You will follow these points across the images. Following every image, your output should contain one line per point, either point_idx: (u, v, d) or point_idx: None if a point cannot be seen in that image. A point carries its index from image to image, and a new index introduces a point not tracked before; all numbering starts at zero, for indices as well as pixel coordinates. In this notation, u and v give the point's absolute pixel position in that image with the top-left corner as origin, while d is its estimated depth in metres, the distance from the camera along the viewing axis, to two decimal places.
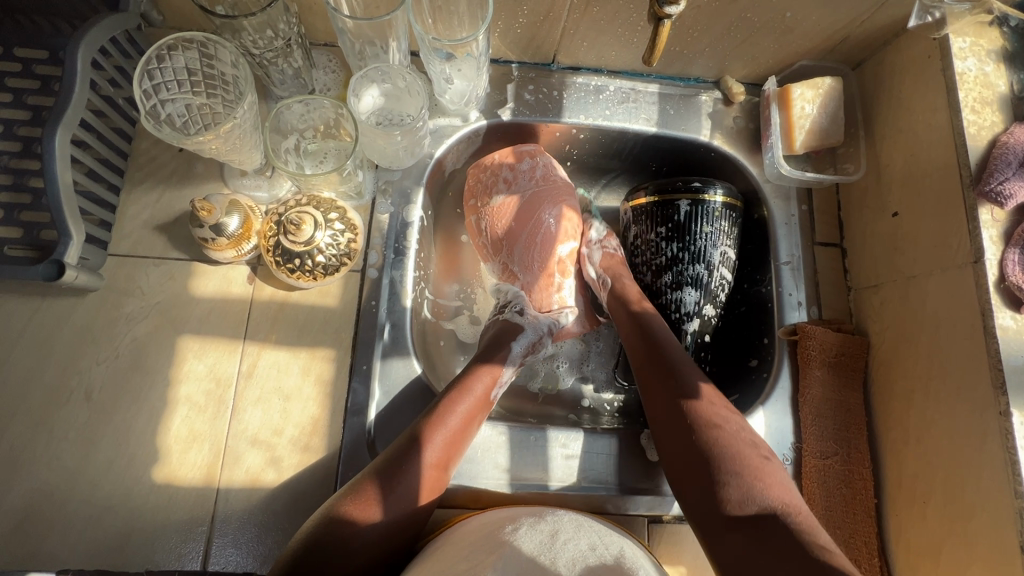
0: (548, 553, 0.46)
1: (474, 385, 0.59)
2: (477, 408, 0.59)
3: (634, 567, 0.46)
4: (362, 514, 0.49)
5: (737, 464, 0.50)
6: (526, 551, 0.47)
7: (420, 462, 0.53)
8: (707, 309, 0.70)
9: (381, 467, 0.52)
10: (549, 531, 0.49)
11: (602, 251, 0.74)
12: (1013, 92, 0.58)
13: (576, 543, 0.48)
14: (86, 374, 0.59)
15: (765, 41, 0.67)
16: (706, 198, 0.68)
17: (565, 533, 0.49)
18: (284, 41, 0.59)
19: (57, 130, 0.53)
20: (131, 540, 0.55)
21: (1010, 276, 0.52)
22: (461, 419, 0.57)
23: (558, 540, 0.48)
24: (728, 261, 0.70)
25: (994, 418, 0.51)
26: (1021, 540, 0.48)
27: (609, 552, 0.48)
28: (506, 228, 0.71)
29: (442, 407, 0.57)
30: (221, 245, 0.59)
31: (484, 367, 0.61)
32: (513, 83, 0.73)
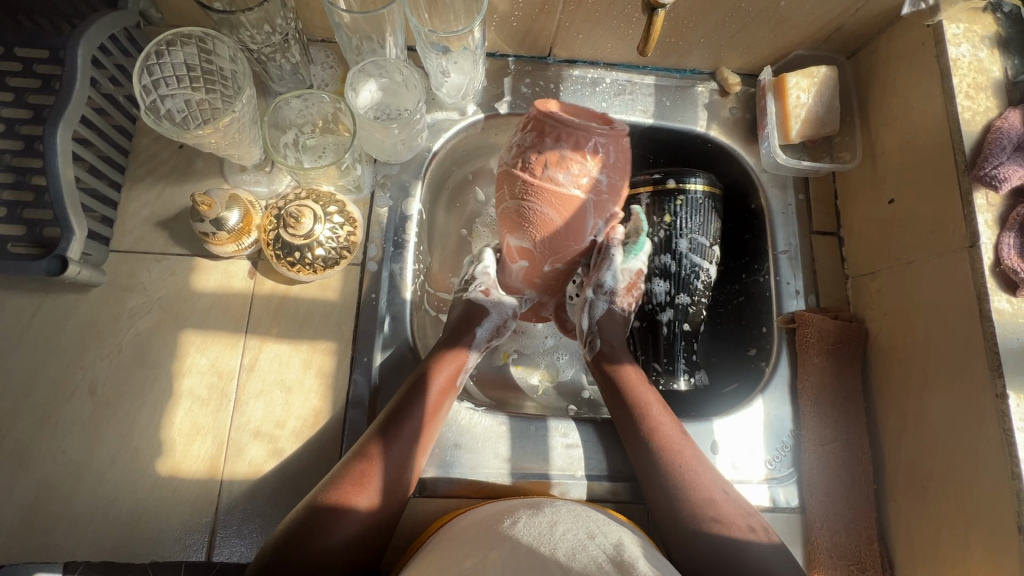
0: (548, 543, 0.46)
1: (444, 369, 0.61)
2: (449, 389, 0.60)
3: (633, 554, 0.46)
4: (347, 498, 0.51)
5: (689, 482, 0.56)
6: (526, 541, 0.47)
7: (399, 446, 0.55)
8: (679, 298, 0.70)
9: (360, 450, 0.54)
10: (547, 523, 0.49)
11: (606, 304, 0.67)
12: (1008, 77, 0.58)
13: (575, 532, 0.48)
14: (90, 369, 0.60)
15: (760, 31, 0.68)
16: (683, 187, 0.68)
17: (564, 524, 0.49)
18: (281, 36, 0.59)
19: (58, 126, 0.53)
20: (136, 532, 0.56)
21: (1005, 259, 0.52)
22: (424, 415, 0.57)
23: (557, 530, 0.48)
24: (699, 247, 0.69)
25: (991, 401, 0.51)
26: (1019, 521, 0.48)
27: (608, 540, 0.48)
28: (526, 210, 0.58)
29: (415, 390, 0.58)
30: (221, 239, 0.59)
31: (444, 359, 0.61)
32: (510, 76, 0.73)
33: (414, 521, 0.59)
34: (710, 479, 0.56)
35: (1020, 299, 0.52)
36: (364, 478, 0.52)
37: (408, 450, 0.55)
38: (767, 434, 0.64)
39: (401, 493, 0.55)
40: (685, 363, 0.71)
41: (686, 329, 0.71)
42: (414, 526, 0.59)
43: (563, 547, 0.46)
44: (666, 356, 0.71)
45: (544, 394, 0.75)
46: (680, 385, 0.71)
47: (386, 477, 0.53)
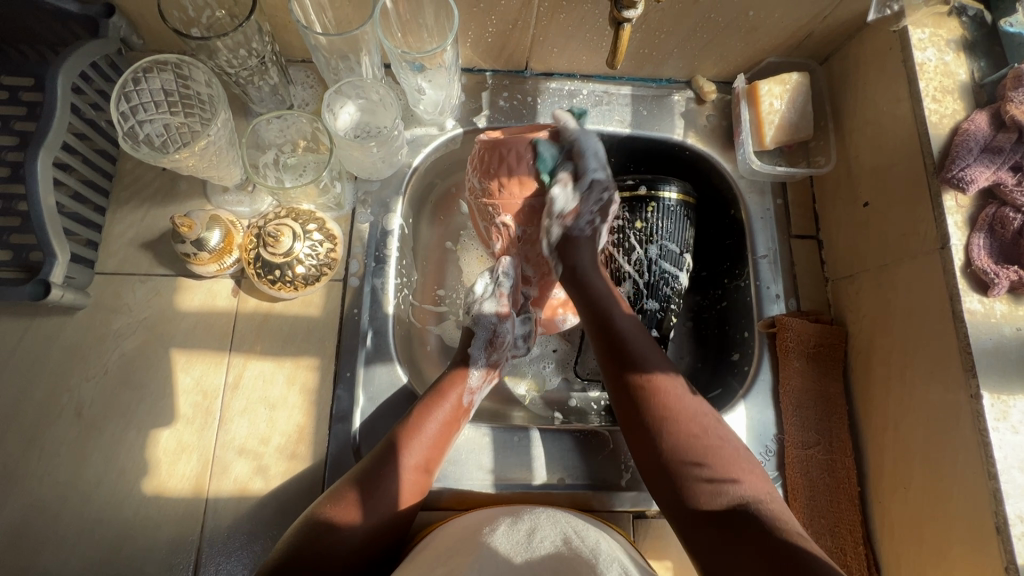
0: (524, 555, 0.46)
1: (453, 391, 0.60)
2: (452, 417, 0.59)
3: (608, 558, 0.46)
4: (341, 521, 0.50)
5: (679, 440, 0.52)
6: (505, 552, 0.47)
7: (399, 467, 0.54)
8: (647, 303, 0.70)
9: (361, 474, 0.53)
10: (526, 532, 0.49)
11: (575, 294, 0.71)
12: (974, 79, 0.59)
13: (551, 540, 0.48)
14: (76, 391, 0.60)
15: (732, 40, 0.69)
16: (660, 194, 0.69)
17: (542, 531, 0.49)
18: (258, 59, 0.60)
19: (39, 154, 0.55)
20: (123, 551, 0.56)
21: (976, 260, 0.53)
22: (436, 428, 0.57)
23: (536, 539, 0.48)
24: (669, 254, 0.70)
25: (966, 402, 0.51)
26: (997, 521, 0.48)
27: (584, 544, 0.48)
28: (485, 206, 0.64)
29: (421, 415, 0.57)
30: (203, 259, 0.60)
31: (451, 379, 0.61)
32: (488, 91, 0.74)
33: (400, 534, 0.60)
34: (723, 459, 0.51)
35: (992, 300, 0.53)
36: (353, 502, 0.51)
37: (404, 473, 0.54)
38: (750, 438, 0.64)
39: (398, 519, 0.53)
40: None
41: (654, 335, 0.71)
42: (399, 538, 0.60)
43: (542, 560, 0.46)
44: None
45: (530, 404, 0.76)
46: None
47: (380, 502, 0.52)
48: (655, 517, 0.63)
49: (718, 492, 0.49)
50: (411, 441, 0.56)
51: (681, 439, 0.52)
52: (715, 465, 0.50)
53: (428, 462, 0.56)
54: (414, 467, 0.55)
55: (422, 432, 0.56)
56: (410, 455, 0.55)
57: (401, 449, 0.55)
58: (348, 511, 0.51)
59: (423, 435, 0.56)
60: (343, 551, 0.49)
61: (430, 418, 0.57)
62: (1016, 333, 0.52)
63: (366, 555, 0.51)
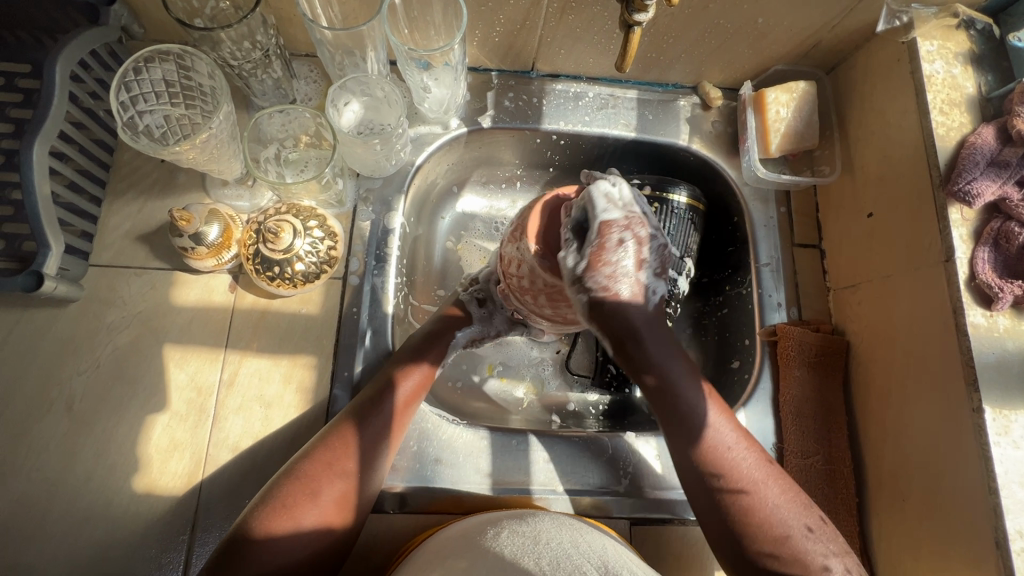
0: (531, 554, 0.45)
1: (399, 387, 0.58)
2: (398, 411, 0.57)
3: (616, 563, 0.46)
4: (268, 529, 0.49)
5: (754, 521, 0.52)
6: (508, 554, 0.46)
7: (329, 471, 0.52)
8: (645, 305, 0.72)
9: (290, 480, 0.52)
10: (530, 537, 0.48)
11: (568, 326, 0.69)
12: (981, 93, 0.59)
13: (558, 541, 0.48)
14: (67, 385, 0.59)
15: (740, 47, 0.68)
16: (672, 198, 0.69)
17: (547, 535, 0.49)
18: (262, 52, 0.59)
19: (35, 142, 0.53)
20: (110, 551, 0.55)
21: (980, 274, 0.53)
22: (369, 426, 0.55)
23: (540, 542, 0.47)
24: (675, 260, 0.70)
25: (967, 415, 0.51)
26: (996, 536, 0.48)
27: (591, 548, 0.48)
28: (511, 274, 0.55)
29: (363, 410, 0.56)
30: (201, 254, 0.59)
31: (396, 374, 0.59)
32: (493, 91, 0.73)
33: (394, 537, 0.59)
34: (774, 512, 0.52)
35: (995, 314, 0.53)
36: (287, 495, 0.51)
37: (335, 466, 0.53)
38: None
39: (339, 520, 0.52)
40: None
41: None
42: (394, 541, 0.59)
43: (546, 557, 0.45)
44: None
45: (528, 408, 0.75)
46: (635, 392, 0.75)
47: (318, 494, 0.51)
48: (655, 525, 0.62)
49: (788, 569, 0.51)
50: (340, 441, 0.54)
51: (742, 498, 0.53)
52: (768, 520, 0.52)
53: (362, 456, 0.54)
54: (345, 460, 0.53)
55: (348, 429, 0.55)
56: (339, 459, 0.53)
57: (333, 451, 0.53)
58: (284, 503, 0.50)
59: (351, 430, 0.55)
60: (284, 546, 0.49)
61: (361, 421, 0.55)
62: (1018, 348, 0.52)
63: (315, 545, 0.50)
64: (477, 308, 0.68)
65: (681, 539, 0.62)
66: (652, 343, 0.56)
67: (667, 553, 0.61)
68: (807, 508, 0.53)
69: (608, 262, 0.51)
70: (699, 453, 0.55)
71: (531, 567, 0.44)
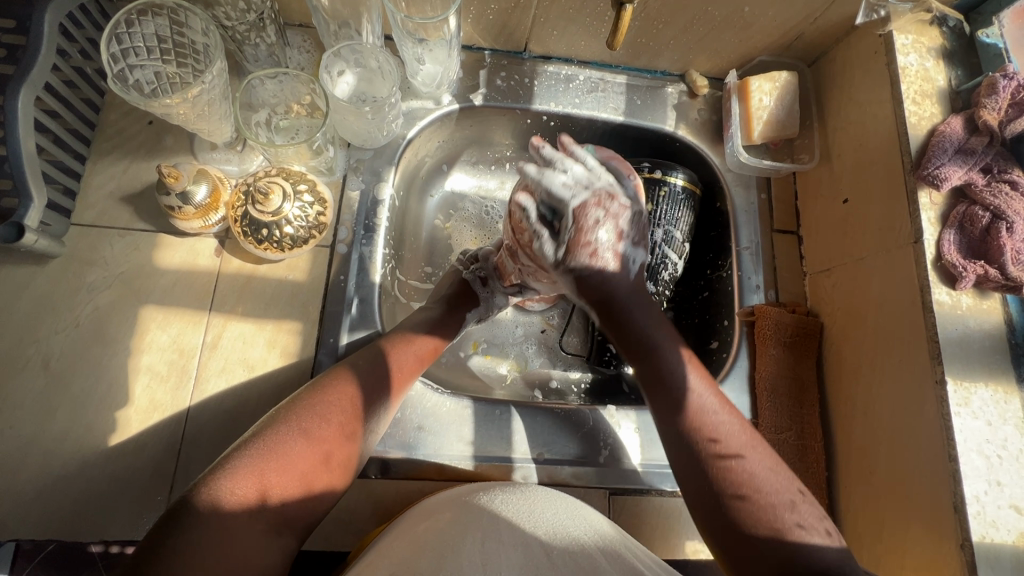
0: (527, 519, 0.47)
1: (396, 354, 0.57)
2: (402, 383, 0.56)
3: (605, 533, 0.48)
4: (271, 485, 0.44)
5: (728, 463, 0.48)
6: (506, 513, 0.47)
7: (338, 432, 0.49)
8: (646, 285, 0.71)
9: (298, 432, 0.47)
10: (524, 500, 0.49)
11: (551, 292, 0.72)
12: (951, 86, 0.62)
13: (549, 509, 0.49)
14: (44, 343, 0.58)
15: (726, 35, 0.70)
16: (668, 179, 0.71)
17: (538, 502, 0.50)
18: (257, 15, 0.59)
19: (20, 91, 0.52)
20: (86, 509, 0.54)
21: (946, 254, 0.55)
22: (370, 396, 0.53)
23: (534, 506, 0.49)
24: (673, 241, 0.72)
25: (931, 387, 0.54)
26: (955, 501, 0.50)
27: (581, 517, 0.49)
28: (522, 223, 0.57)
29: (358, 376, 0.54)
30: (187, 214, 0.59)
31: (400, 348, 0.58)
32: (485, 69, 0.74)
33: (376, 502, 0.59)
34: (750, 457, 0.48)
35: (959, 292, 0.55)
36: (293, 450, 0.46)
37: (342, 425, 0.50)
38: None
39: (334, 488, 0.48)
40: None
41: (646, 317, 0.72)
42: (375, 505, 0.59)
43: (542, 522, 0.47)
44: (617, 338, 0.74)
45: (511, 383, 0.76)
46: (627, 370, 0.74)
47: (322, 453, 0.48)
48: (631, 495, 0.63)
49: (769, 515, 0.45)
50: (343, 396, 0.51)
51: (719, 469, 0.48)
52: (760, 488, 0.46)
53: (367, 418, 0.52)
54: (352, 418, 0.51)
55: (352, 386, 0.52)
56: (347, 422, 0.50)
57: (341, 413, 0.50)
58: (289, 456, 0.46)
59: (354, 391, 0.52)
60: (287, 502, 0.45)
61: (366, 389, 0.53)
62: (979, 325, 0.55)
63: (314, 505, 0.47)
64: (481, 288, 0.68)
65: (656, 510, 0.63)
66: (637, 310, 0.56)
67: (644, 522, 0.63)
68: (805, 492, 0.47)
69: (585, 239, 0.53)
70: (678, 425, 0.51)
71: (531, 532, 0.45)
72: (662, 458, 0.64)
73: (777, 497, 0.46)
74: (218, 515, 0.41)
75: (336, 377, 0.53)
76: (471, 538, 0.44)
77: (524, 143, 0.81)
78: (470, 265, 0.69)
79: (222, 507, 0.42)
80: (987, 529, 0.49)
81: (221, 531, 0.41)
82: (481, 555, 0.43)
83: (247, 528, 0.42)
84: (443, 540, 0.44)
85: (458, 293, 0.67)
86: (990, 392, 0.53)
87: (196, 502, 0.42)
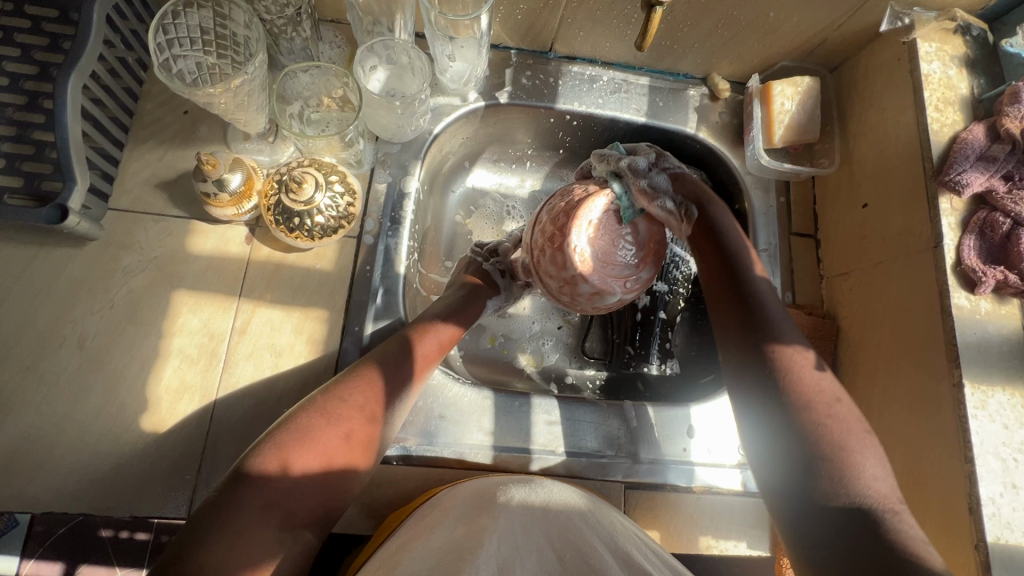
0: (541, 526, 0.51)
1: (421, 341, 0.58)
2: (427, 363, 0.58)
3: (615, 536, 0.50)
4: (293, 461, 0.45)
5: (820, 416, 0.48)
6: (520, 516, 0.51)
7: (359, 413, 0.50)
8: (658, 286, 0.79)
9: (320, 410, 0.49)
10: (541, 500, 0.52)
11: None
12: (974, 94, 0.63)
13: (563, 511, 0.52)
14: (80, 323, 0.60)
15: (751, 40, 0.71)
16: None
17: (556, 502, 0.52)
18: (295, 9, 0.61)
19: (69, 78, 0.54)
20: (117, 485, 0.56)
21: (966, 259, 0.56)
22: (391, 378, 0.54)
23: (549, 509, 0.52)
24: None
25: (948, 390, 0.54)
26: (971, 501, 0.51)
27: (592, 519, 0.52)
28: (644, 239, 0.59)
29: (386, 355, 0.55)
30: (222, 202, 0.60)
31: (423, 332, 0.59)
32: (511, 68, 0.76)
33: (397, 487, 0.61)
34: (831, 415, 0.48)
35: (978, 297, 0.56)
36: (315, 428, 0.48)
37: (364, 406, 0.51)
38: None
39: (355, 469, 0.49)
40: (658, 349, 0.79)
41: (663, 315, 0.79)
42: (396, 490, 0.61)
43: (552, 530, 0.51)
44: (640, 341, 0.79)
45: (527, 377, 0.78)
46: (652, 368, 0.78)
47: (343, 431, 0.49)
48: (645, 489, 0.65)
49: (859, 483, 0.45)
50: (367, 380, 0.53)
51: (837, 448, 0.47)
52: (856, 465, 0.46)
53: (389, 401, 0.53)
54: (374, 401, 0.52)
55: (374, 372, 0.53)
56: (369, 403, 0.51)
57: (361, 394, 0.51)
58: (305, 433, 0.47)
59: (378, 373, 0.54)
60: (309, 480, 0.46)
61: (383, 371, 0.54)
62: (998, 330, 0.55)
63: (336, 484, 0.48)
64: (500, 278, 0.71)
65: (671, 504, 0.64)
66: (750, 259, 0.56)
67: (658, 516, 0.64)
68: (880, 446, 0.48)
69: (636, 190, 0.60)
70: (771, 375, 0.50)
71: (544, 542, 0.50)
72: (678, 454, 0.65)
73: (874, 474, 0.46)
74: (245, 486, 0.44)
75: (359, 363, 0.55)
76: (491, 540, 0.49)
77: (546, 142, 0.82)
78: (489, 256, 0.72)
79: (244, 481, 0.44)
80: (1002, 531, 0.50)
81: (249, 508, 0.43)
82: (498, 558, 0.47)
83: (272, 504, 0.44)
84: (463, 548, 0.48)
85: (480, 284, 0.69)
86: (1008, 396, 0.54)
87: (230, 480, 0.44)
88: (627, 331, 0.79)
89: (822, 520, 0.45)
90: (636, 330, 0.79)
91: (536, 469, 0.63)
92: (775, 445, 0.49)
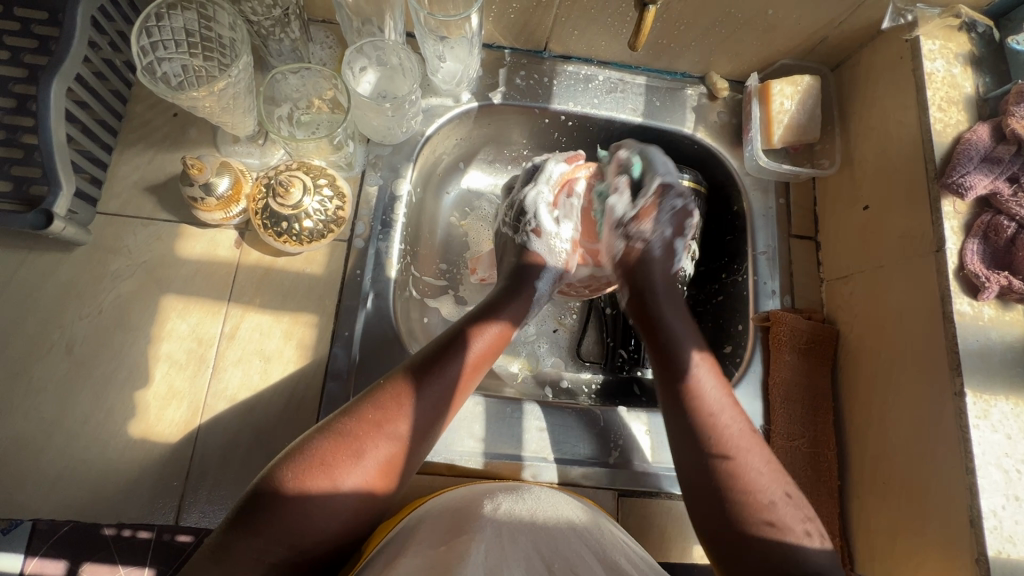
0: (530, 533, 0.49)
1: (463, 346, 0.56)
2: (458, 378, 0.54)
3: (612, 550, 0.49)
4: (306, 492, 0.44)
5: (728, 443, 0.52)
6: (505, 523, 0.50)
7: (383, 439, 0.48)
8: None
9: (340, 436, 0.47)
10: (527, 510, 0.51)
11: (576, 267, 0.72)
12: (979, 93, 0.61)
13: (555, 522, 0.51)
14: (68, 329, 0.59)
15: (749, 38, 0.70)
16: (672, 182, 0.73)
17: (543, 513, 0.52)
18: (282, 10, 0.60)
19: (53, 81, 0.54)
20: (104, 492, 0.56)
21: (969, 264, 0.55)
22: (423, 399, 0.51)
23: (535, 518, 0.51)
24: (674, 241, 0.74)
25: (949, 399, 0.53)
26: (971, 514, 0.50)
27: (591, 534, 0.50)
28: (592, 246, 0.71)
29: (422, 361, 0.53)
30: (209, 206, 0.60)
31: (466, 337, 0.56)
32: (505, 68, 0.74)
33: None
34: (741, 443, 0.52)
35: (981, 303, 0.55)
36: (329, 455, 0.46)
37: (388, 432, 0.49)
38: None
39: (378, 496, 0.47)
40: None
41: None
42: None
43: (541, 538, 0.49)
44: (633, 346, 0.78)
45: (522, 382, 0.76)
46: (646, 373, 0.78)
47: (363, 459, 0.47)
48: (639, 498, 0.63)
49: (762, 509, 0.48)
50: (393, 399, 0.50)
51: (740, 470, 0.50)
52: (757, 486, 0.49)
53: (417, 423, 0.50)
54: (401, 427, 0.49)
55: (400, 389, 0.51)
56: (394, 428, 0.49)
57: (385, 418, 0.49)
58: (333, 457, 0.46)
59: (409, 391, 0.51)
60: (327, 512, 0.45)
61: (410, 390, 0.51)
62: (1002, 337, 0.54)
63: (360, 512, 0.46)
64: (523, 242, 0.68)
65: (665, 512, 0.63)
66: (669, 309, 0.62)
67: (652, 525, 0.63)
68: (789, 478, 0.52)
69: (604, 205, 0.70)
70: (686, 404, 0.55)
71: (532, 549, 0.48)
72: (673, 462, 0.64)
73: (779, 503, 0.49)
74: (249, 516, 0.43)
75: (385, 379, 0.52)
76: (477, 546, 0.47)
77: (541, 143, 0.81)
78: (516, 224, 0.69)
79: (258, 506, 0.43)
80: (1003, 544, 0.48)
81: (259, 540, 0.42)
82: (484, 562, 0.46)
83: (282, 534, 0.43)
84: (449, 555, 0.46)
85: (519, 274, 0.65)
86: (1011, 405, 0.52)
87: (240, 511, 0.44)
88: (620, 335, 0.79)
89: (731, 538, 0.49)
90: (630, 335, 0.78)
91: (527, 477, 0.62)
92: (691, 464, 0.53)
